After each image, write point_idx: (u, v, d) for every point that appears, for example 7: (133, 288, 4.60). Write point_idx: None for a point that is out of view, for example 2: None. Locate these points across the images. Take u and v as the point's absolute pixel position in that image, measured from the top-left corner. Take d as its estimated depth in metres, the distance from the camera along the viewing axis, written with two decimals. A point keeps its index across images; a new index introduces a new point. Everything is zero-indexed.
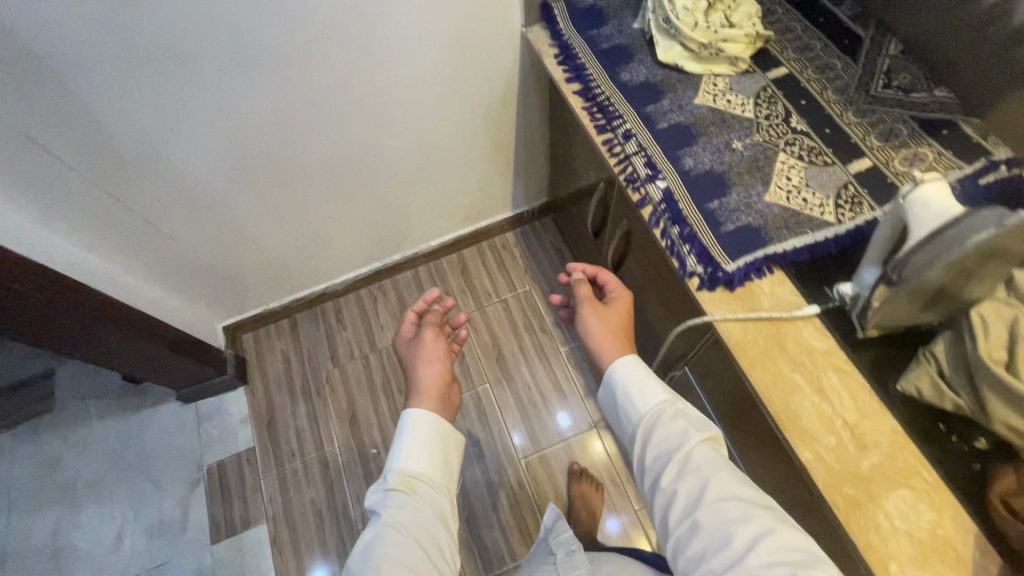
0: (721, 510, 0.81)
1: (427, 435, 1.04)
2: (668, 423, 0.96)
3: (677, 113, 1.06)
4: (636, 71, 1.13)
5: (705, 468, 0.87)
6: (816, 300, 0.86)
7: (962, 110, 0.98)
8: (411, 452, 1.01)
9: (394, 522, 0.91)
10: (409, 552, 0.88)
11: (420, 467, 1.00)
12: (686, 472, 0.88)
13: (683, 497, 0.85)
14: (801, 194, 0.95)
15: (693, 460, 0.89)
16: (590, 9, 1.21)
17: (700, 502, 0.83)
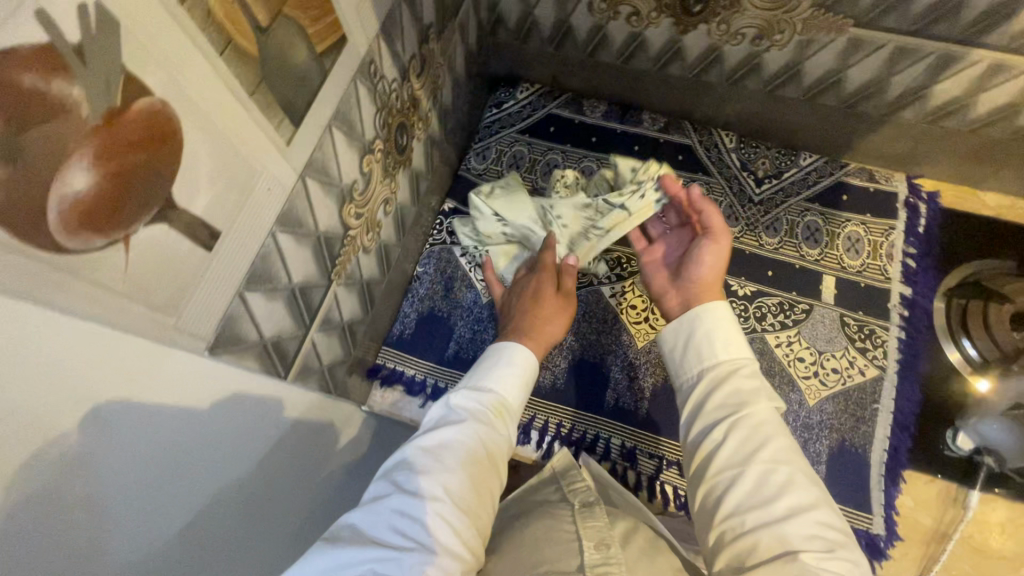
0: (787, 495, 0.46)
1: (526, 377, 0.64)
2: (748, 378, 0.55)
3: (640, 378, 0.80)
4: (548, 358, 0.82)
5: (774, 423, 0.51)
6: (957, 477, 0.74)
7: (833, 165, 0.91)
8: (510, 376, 0.62)
9: (472, 442, 0.53)
10: (464, 514, 0.47)
11: (514, 401, 0.61)
12: (740, 436, 0.51)
13: (734, 442, 0.50)
14: (828, 368, 0.79)
15: (761, 418, 0.51)
16: (422, 324, 0.84)
17: (750, 471, 0.48)
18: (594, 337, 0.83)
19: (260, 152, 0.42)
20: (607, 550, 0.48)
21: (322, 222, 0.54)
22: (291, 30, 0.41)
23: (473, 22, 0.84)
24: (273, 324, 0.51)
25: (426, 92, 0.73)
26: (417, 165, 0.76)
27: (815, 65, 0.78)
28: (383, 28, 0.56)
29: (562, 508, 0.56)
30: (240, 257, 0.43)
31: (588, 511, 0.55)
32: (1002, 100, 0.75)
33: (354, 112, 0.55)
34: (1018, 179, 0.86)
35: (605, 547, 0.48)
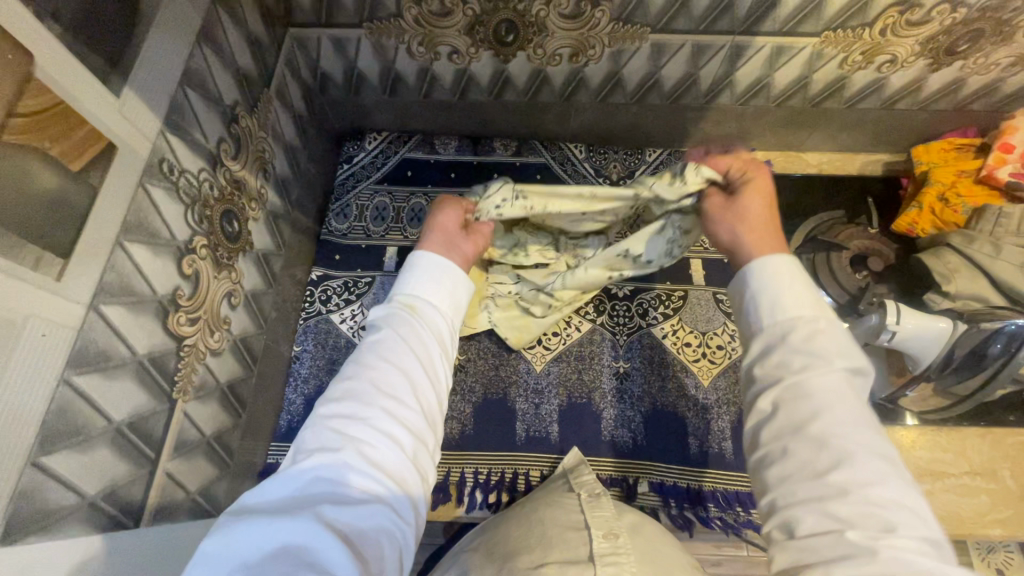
0: (852, 467, 0.35)
1: (454, 279, 0.53)
2: (807, 332, 0.41)
3: (545, 402, 0.80)
4: (453, 406, 0.80)
5: (835, 383, 0.38)
6: None
7: (676, 156, 0.98)
8: (432, 283, 0.51)
9: (402, 345, 0.45)
10: (388, 424, 0.40)
11: (446, 302, 0.52)
12: (780, 397, 0.39)
13: (782, 413, 0.39)
14: (714, 346, 0.83)
15: (816, 384, 0.39)
16: (311, 405, 0.77)
17: (810, 450, 0.37)
18: (495, 372, 0.82)
19: (20, 300, 0.36)
20: (615, 538, 0.52)
21: (138, 343, 0.48)
22: (11, 157, 0.36)
23: (294, 85, 0.81)
24: (100, 477, 0.45)
25: (253, 169, 0.69)
26: (264, 244, 0.72)
27: (632, 71, 0.82)
28: (166, 121, 0.51)
29: (571, 502, 0.61)
30: (22, 423, 0.37)
31: (596, 504, 0.60)
32: (794, 75, 0.82)
33: (152, 218, 0.50)
34: (830, 137, 0.95)
35: (613, 536, 0.53)
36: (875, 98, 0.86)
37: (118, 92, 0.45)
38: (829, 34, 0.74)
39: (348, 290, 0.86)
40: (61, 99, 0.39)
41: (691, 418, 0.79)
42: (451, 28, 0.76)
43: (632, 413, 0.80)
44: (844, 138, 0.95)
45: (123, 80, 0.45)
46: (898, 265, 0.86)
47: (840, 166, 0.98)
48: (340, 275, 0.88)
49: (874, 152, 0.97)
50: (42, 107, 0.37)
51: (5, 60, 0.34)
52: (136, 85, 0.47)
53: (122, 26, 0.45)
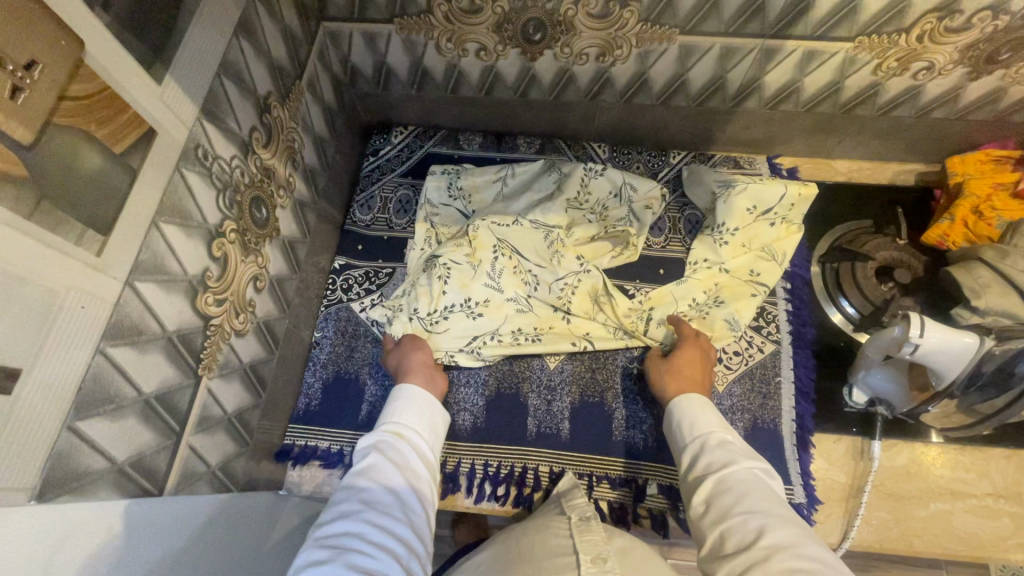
0: (787, 557, 0.44)
1: (429, 404, 0.68)
2: (718, 453, 0.58)
3: (557, 400, 0.81)
4: (465, 398, 0.81)
5: (750, 498, 0.51)
6: (859, 431, 0.78)
7: (700, 159, 0.97)
8: (407, 412, 0.66)
9: (383, 462, 0.57)
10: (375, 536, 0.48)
11: (422, 420, 0.66)
12: (710, 498, 0.54)
13: (726, 524, 0.50)
14: (730, 351, 0.83)
15: (731, 479, 0.54)
16: (329, 391, 0.80)
17: (753, 554, 0.46)
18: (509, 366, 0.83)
19: (63, 272, 0.39)
20: (603, 563, 0.53)
21: (168, 320, 0.51)
22: (63, 138, 0.38)
23: (326, 78, 0.83)
24: (129, 445, 0.47)
25: (283, 158, 0.71)
26: (290, 231, 0.74)
27: (659, 73, 0.82)
28: (203, 109, 0.53)
29: (561, 526, 0.62)
30: (59, 388, 0.40)
31: (586, 526, 0.60)
32: (825, 81, 0.81)
33: (186, 201, 0.52)
34: (860, 145, 0.93)
35: (602, 561, 0.53)
36: (910, 106, 0.84)
37: (159, 79, 0.47)
38: (863, 39, 0.73)
39: (369, 280, 0.88)
40: (106, 84, 0.41)
41: None
42: (480, 26, 0.77)
43: (644, 413, 0.79)
44: (875, 146, 0.92)
45: (165, 67, 0.48)
46: (926, 278, 0.83)
47: (870, 174, 0.96)
48: (361, 265, 0.90)
49: (905, 162, 0.95)
50: (89, 92, 0.40)
51: (58, 47, 0.36)
52: (176, 73, 0.49)
53: (166, 14, 0.47)
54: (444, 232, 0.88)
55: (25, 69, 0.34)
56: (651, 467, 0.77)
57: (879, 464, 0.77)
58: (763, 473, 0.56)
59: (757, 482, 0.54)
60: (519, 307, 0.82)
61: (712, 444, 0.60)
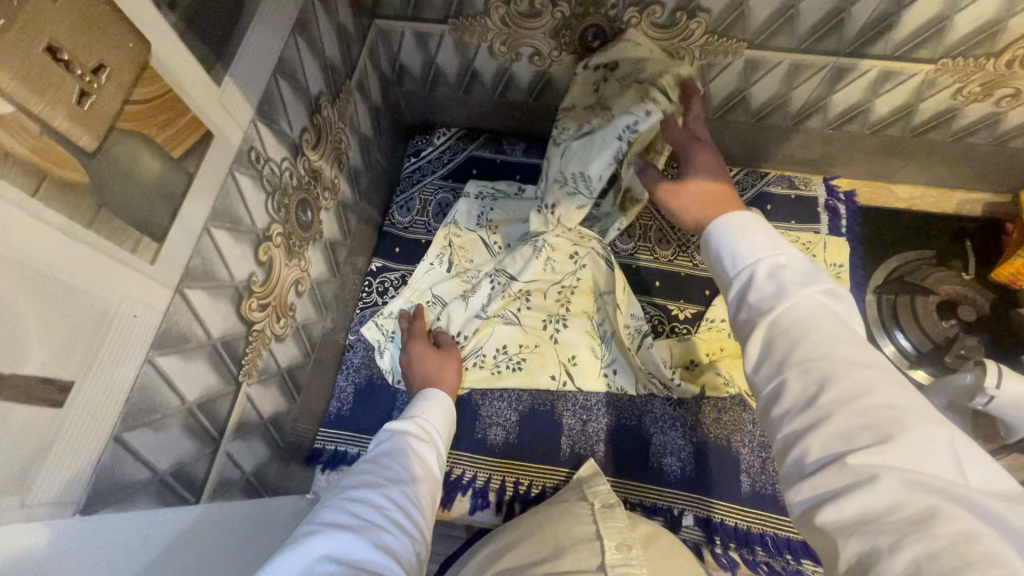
0: (854, 413, 0.33)
1: (451, 406, 0.68)
2: (782, 279, 0.42)
3: (593, 420, 0.78)
4: (498, 413, 0.79)
5: (822, 344, 0.37)
6: None
7: (753, 176, 0.94)
8: (431, 410, 0.65)
9: (406, 450, 0.56)
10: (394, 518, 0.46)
11: (443, 423, 0.65)
12: (761, 360, 0.40)
13: (790, 388, 0.37)
14: None
15: (792, 316, 0.40)
16: (361, 396, 0.79)
17: (810, 411, 0.35)
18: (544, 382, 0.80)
19: (119, 281, 0.37)
20: (627, 550, 0.50)
21: (215, 327, 0.50)
22: (126, 144, 0.36)
23: (374, 76, 0.81)
24: (170, 454, 0.46)
25: (330, 160, 0.69)
26: (332, 233, 0.73)
27: (720, 87, 0.78)
28: (258, 110, 0.52)
29: (585, 514, 0.59)
30: (110, 399, 0.39)
31: (609, 515, 0.59)
32: (898, 103, 0.76)
33: (238, 206, 0.50)
34: (927, 170, 0.88)
35: (625, 548, 0.51)
36: (987, 133, 0.79)
37: (219, 81, 0.45)
38: (947, 61, 0.68)
39: (405, 284, 0.87)
40: (169, 87, 0.39)
41: (746, 454, 0.75)
42: (537, 30, 0.74)
43: (682, 441, 0.77)
44: (943, 172, 0.87)
45: (225, 68, 0.46)
46: (991, 316, 0.79)
47: (934, 203, 0.91)
48: (398, 268, 0.88)
49: (975, 191, 0.90)
50: (153, 94, 0.38)
51: (126, 49, 0.35)
52: (235, 74, 0.47)
53: (229, 11, 0.46)
54: (461, 254, 0.85)
55: (91, 73, 0.32)
56: (689, 497, 0.74)
57: None
58: (833, 301, 0.41)
59: (825, 315, 0.39)
60: (517, 370, 0.80)
61: (763, 277, 0.43)
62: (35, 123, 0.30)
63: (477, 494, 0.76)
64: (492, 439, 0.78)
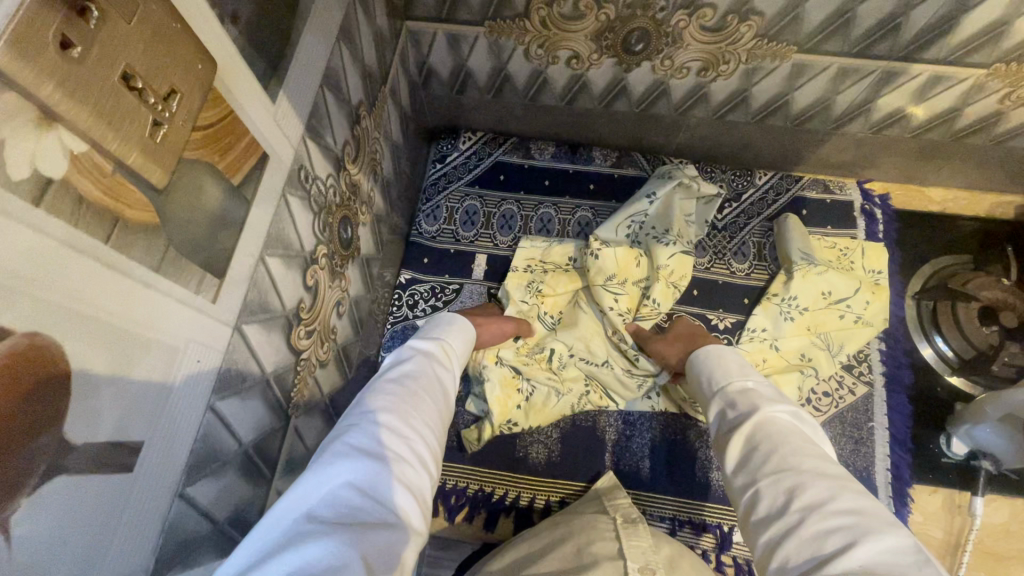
0: (820, 521, 0.38)
1: (470, 333, 0.64)
2: (742, 397, 0.52)
3: (637, 435, 0.76)
4: (538, 430, 0.77)
5: (798, 472, 0.42)
6: (959, 485, 0.74)
7: (787, 180, 0.91)
8: (449, 334, 0.61)
9: (431, 378, 0.51)
10: (416, 450, 0.42)
11: (462, 348, 0.61)
12: (744, 479, 0.46)
13: (763, 513, 0.42)
14: (820, 392, 0.78)
15: (774, 435, 0.46)
16: None
17: (784, 521, 0.39)
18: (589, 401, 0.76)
19: (184, 325, 0.34)
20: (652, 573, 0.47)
21: (268, 362, 0.46)
22: (192, 175, 0.33)
23: (403, 80, 0.77)
24: (228, 501, 0.43)
25: (366, 172, 0.66)
26: (367, 249, 0.69)
27: (762, 91, 0.76)
28: (307, 125, 0.48)
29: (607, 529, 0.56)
30: (176, 450, 0.35)
31: (633, 530, 0.54)
32: (943, 107, 0.75)
33: (289, 230, 0.47)
34: (961, 173, 0.87)
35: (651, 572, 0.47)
36: None
37: (274, 97, 0.42)
38: (1000, 66, 0.67)
39: (436, 297, 0.84)
40: (230, 109, 0.36)
41: None
42: (578, 33, 0.70)
43: None
44: (980, 174, 0.86)
45: (279, 83, 0.42)
46: None
47: (969, 207, 0.90)
48: (428, 279, 0.85)
49: (1007, 193, 0.89)
50: (217, 118, 0.34)
51: (195, 71, 0.31)
52: (288, 88, 0.44)
53: (283, 20, 0.42)
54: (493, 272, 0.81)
55: (163, 100, 0.29)
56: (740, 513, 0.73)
57: (980, 522, 0.72)
58: (799, 423, 0.48)
59: (793, 433, 0.46)
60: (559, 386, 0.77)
61: (739, 396, 0.53)
62: (109, 162, 0.26)
63: (520, 513, 0.74)
64: (535, 457, 0.76)
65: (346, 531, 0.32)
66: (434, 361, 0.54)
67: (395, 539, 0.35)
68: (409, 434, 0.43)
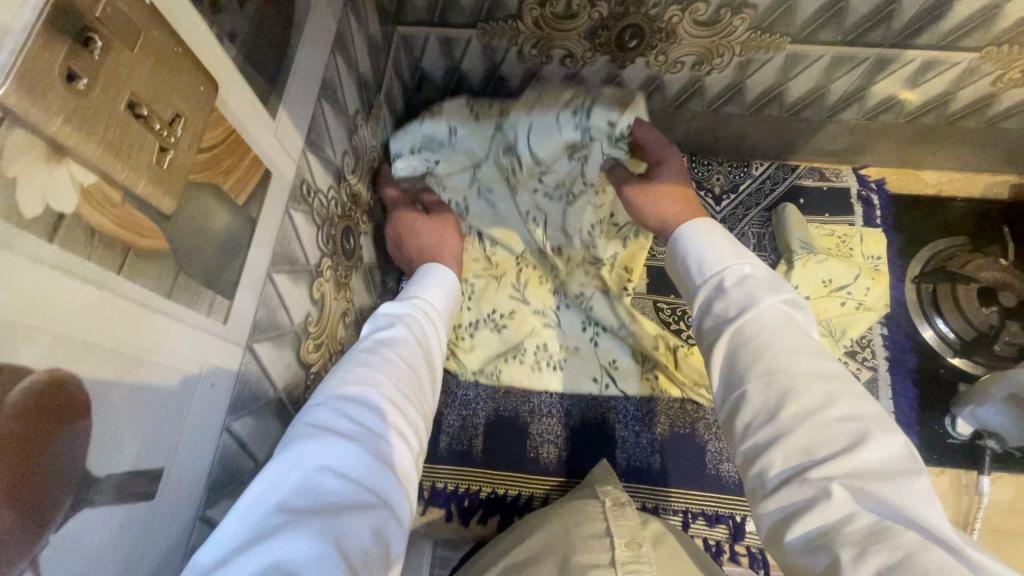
0: (814, 428, 0.36)
1: (451, 285, 0.63)
2: (729, 284, 0.47)
3: (646, 431, 0.77)
4: (548, 429, 0.77)
5: (795, 370, 0.39)
6: (965, 464, 0.75)
7: (784, 170, 0.91)
8: (428, 292, 0.59)
9: (413, 340, 0.50)
10: (399, 418, 0.41)
11: (442, 307, 0.59)
12: (729, 374, 0.43)
13: (755, 409, 0.39)
14: None
15: (754, 329, 0.43)
16: None
17: (773, 426, 0.37)
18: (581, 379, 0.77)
19: (197, 349, 0.34)
20: (638, 548, 0.48)
21: (280, 379, 0.46)
22: (200, 197, 0.33)
23: (397, 86, 0.77)
24: None
25: (366, 181, 0.65)
26: (369, 258, 0.69)
27: (757, 82, 0.76)
28: (307, 139, 0.48)
29: (595, 509, 0.56)
30: (194, 475, 0.35)
31: (621, 512, 0.55)
32: (936, 91, 0.75)
33: (294, 245, 0.47)
34: (955, 156, 0.88)
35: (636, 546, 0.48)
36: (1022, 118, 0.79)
37: (274, 113, 0.41)
38: (992, 49, 0.67)
39: None
40: (232, 128, 0.35)
41: None
42: (572, 31, 0.70)
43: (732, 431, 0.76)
44: (973, 156, 0.87)
45: (278, 98, 0.42)
46: None
47: (964, 189, 0.91)
48: None
49: (1001, 173, 0.89)
50: (220, 138, 0.34)
51: (197, 93, 0.31)
52: (287, 103, 0.43)
53: (279, 36, 0.42)
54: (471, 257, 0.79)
55: (169, 125, 0.29)
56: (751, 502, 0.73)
57: (988, 499, 0.74)
58: (791, 312, 0.45)
59: (784, 324, 0.43)
60: (558, 370, 0.78)
61: (729, 284, 0.47)
62: (119, 192, 0.26)
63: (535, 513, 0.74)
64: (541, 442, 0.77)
65: (320, 518, 0.31)
66: (417, 322, 0.53)
67: (377, 518, 0.34)
68: (390, 404, 0.41)
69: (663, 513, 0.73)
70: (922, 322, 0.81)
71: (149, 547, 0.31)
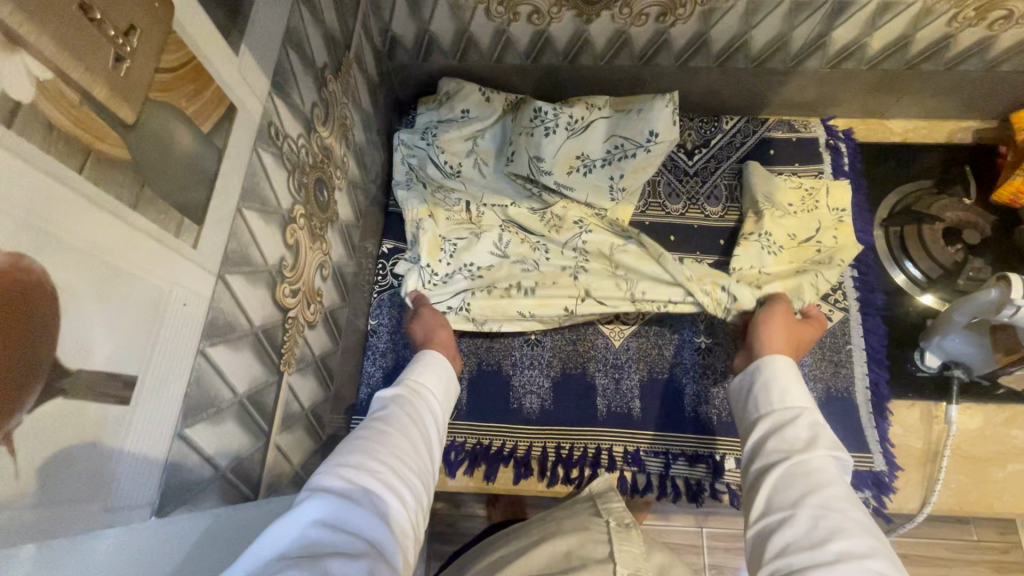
0: (850, 571, 0.40)
1: (450, 369, 0.65)
2: (798, 433, 0.52)
3: (625, 377, 0.79)
4: (530, 380, 0.79)
5: (856, 524, 0.44)
6: (934, 395, 0.77)
7: (754, 123, 0.93)
8: (428, 371, 0.62)
9: (408, 418, 0.53)
10: (389, 487, 0.44)
11: (442, 388, 0.62)
12: (778, 506, 0.48)
13: (798, 545, 0.44)
14: None
15: (824, 477, 0.47)
16: (390, 380, 0.79)
17: (817, 556, 0.42)
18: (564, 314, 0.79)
19: (166, 266, 0.35)
20: None
21: (255, 315, 0.47)
22: (161, 115, 0.34)
23: (368, 49, 0.78)
24: (228, 449, 0.44)
25: (338, 138, 0.66)
26: (346, 214, 0.70)
27: (720, 33, 0.78)
28: (273, 82, 0.49)
29: (599, 529, 0.58)
30: (168, 391, 0.36)
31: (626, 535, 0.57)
32: (895, 35, 0.77)
33: (264, 185, 0.48)
34: (918, 103, 0.90)
35: None
36: (979, 60, 0.81)
37: (236, 49, 0.42)
38: None
39: None
40: (193, 54, 0.36)
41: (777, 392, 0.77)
42: None
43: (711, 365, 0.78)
44: (935, 102, 0.89)
45: (240, 35, 0.43)
46: (993, 237, 0.82)
47: (929, 136, 0.93)
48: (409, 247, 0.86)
49: (963, 119, 0.91)
50: (181, 62, 0.35)
51: (152, 10, 0.32)
52: (249, 42, 0.44)
53: None
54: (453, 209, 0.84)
55: (124, 35, 0.30)
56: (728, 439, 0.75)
57: (957, 428, 0.76)
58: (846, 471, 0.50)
59: (839, 478, 0.48)
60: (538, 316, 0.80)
61: (801, 423, 0.53)
62: (75, 92, 0.27)
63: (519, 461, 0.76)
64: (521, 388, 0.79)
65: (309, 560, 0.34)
66: (414, 402, 0.56)
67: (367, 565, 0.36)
68: (381, 472, 0.45)
69: (645, 456, 0.75)
70: (891, 265, 0.84)
71: (124, 451, 0.33)
